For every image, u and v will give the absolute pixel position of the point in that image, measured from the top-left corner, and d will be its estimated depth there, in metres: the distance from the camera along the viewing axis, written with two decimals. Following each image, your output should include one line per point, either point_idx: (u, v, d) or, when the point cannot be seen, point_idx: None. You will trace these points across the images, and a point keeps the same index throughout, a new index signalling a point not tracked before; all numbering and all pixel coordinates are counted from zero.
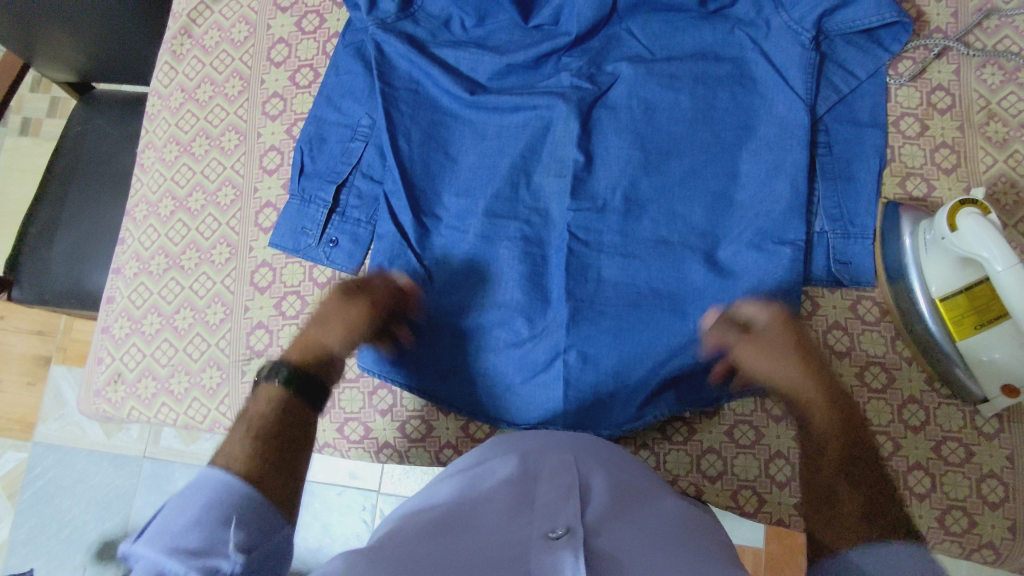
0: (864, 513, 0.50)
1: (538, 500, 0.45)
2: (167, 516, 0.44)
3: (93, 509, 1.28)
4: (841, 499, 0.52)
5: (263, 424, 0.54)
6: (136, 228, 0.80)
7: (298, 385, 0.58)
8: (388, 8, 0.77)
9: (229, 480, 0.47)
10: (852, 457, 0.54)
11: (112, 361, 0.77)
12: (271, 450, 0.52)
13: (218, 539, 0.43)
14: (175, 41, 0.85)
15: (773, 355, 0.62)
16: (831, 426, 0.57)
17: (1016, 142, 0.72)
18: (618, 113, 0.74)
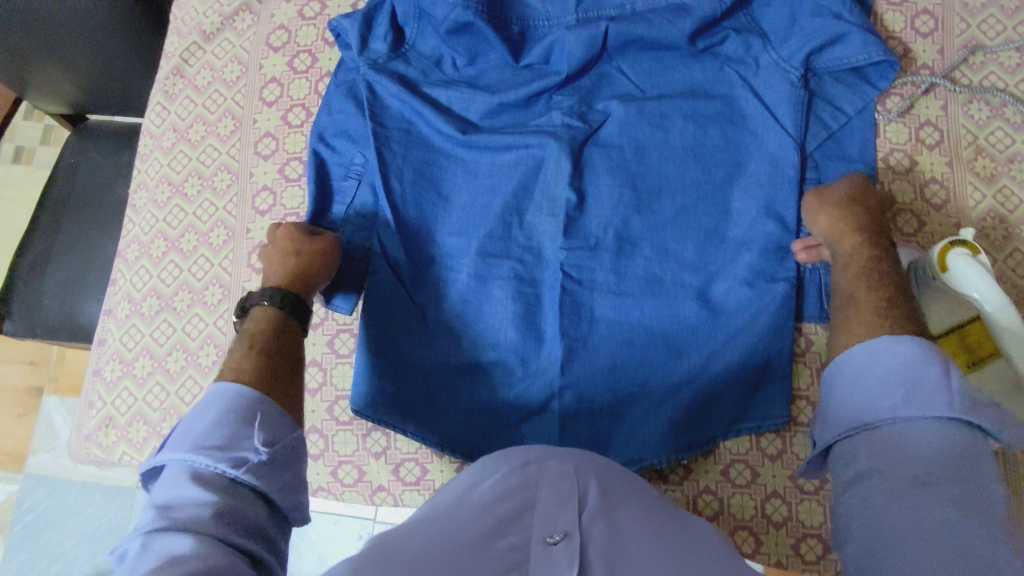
0: (884, 311, 0.58)
1: (537, 507, 0.48)
2: (190, 427, 0.51)
3: (85, 543, 1.26)
4: (862, 301, 0.60)
5: (264, 339, 0.62)
6: (128, 269, 0.80)
7: (288, 306, 0.65)
8: (380, 48, 0.77)
9: (242, 389, 0.54)
10: (880, 271, 0.62)
11: (103, 405, 0.76)
12: (274, 362, 0.60)
13: (239, 439, 0.51)
14: (167, 81, 0.86)
15: (834, 202, 0.67)
16: (865, 251, 0.64)
17: (1004, 177, 0.72)
18: (610, 151, 0.75)
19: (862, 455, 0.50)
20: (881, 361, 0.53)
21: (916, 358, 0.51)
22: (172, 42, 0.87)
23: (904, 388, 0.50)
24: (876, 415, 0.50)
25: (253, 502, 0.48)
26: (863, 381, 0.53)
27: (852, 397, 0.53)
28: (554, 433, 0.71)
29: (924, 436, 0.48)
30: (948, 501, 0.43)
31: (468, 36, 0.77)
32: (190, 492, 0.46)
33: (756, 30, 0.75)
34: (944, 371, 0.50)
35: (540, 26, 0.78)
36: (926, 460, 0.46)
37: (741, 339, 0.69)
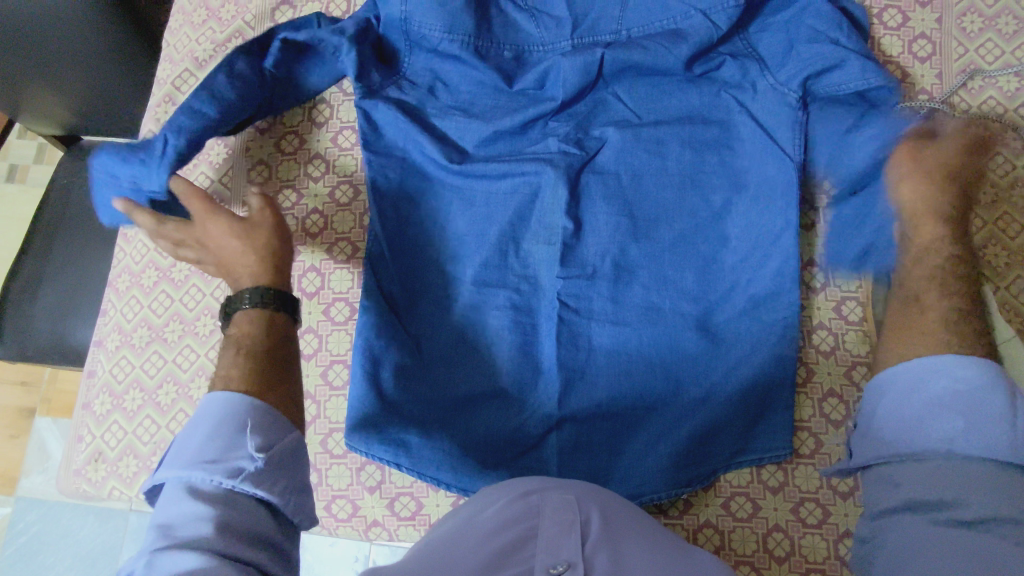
0: (954, 323, 0.54)
1: (540, 535, 0.48)
2: (183, 443, 0.49)
3: (76, 568, 1.24)
4: (931, 306, 0.56)
5: (252, 340, 0.56)
6: (119, 299, 0.79)
7: (274, 303, 0.59)
8: (375, 77, 0.76)
9: (230, 395, 0.51)
10: (956, 277, 0.58)
11: (92, 439, 0.75)
12: (270, 358, 0.56)
13: (233, 448, 0.48)
14: (159, 108, 0.85)
15: (927, 166, 0.64)
16: (945, 239, 0.60)
17: (1005, 204, 0.71)
18: (607, 178, 0.74)
19: (904, 482, 0.48)
20: (937, 378, 0.50)
21: (976, 385, 0.49)
22: (165, 69, 0.86)
23: (962, 419, 0.48)
24: (930, 442, 0.48)
25: (260, 514, 0.47)
26: (914, 399, 0.50)
27: (896, 412, 0.51)
28: (552, 466, 0.69)
29: (977, 473, 0.46)
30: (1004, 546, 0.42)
31: (461, 63, 0.77)
32: (190, 510, 0.45)
33: (752, 55, 0.74)
34: (1007, 404, 0.48)
35: (535, 51, 0.78)
36: (981, 499, 0.44)
37: (741, 370, 0.68)
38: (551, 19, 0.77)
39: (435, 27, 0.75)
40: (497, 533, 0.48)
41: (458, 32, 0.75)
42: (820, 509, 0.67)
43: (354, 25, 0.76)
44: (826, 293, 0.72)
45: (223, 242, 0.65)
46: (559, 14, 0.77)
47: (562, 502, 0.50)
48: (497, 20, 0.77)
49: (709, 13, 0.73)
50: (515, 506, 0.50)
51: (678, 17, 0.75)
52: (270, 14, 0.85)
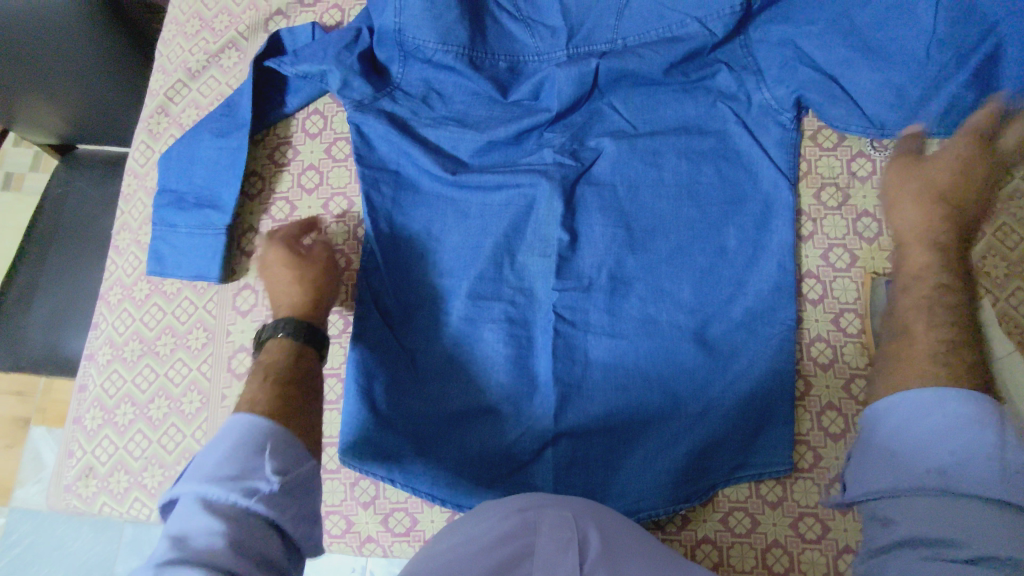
0: (937, 357, 0.52)
1: (537, 554, 0.47)
2: (205, 457, 0.49)
3: None
4: (917, 338, 0.54)
5: (275, 368, 0.58)
6: (111, 312, 0.79)
7: (305, 334, 0.61)
8: (363, 89, 0.75)
9: (253, 418, 0.51)
10: (944, 306, 0.55)
11: (83, 454, 0.74)
12: (288, 384, 0.57)
13: (252, 469, 0.47)
14: (152, 119, 0.84)
15: (916, 187, 0.62)
16: (935, 267, 0.58)
17: (1004, 214, 0.70)
18: (602, 190, 0.74)
19: (902, 521, 0.45)
20: (927, 414, 0.48)
21: (972, 417, 0.46)
22: (158, 79, 0.86)
23: (957, 452, 0.45)
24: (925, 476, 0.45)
25: (269, 534, 0.46)
26: (907, 435, 0.48)
27: (898, 446, 0.48)
28: (547, 482, 0.68)
29: (977, 509, 0.43)
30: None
31: (455, 74, 0.77)
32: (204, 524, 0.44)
33: (750, 66, 0.74)
34: (1002, 440, 0.45)
35: (530, 62, 0.77)
36: (982, 538, 0.41)
37: (738, 383, 0.67)
38: (547, 29, 0.77)
39: (429, 39, 0.75)
40: (493, 548, 0.48)
41: (453, 44, 0.75)
42: (819, 525, 0.66)
43: (341, 44, 0.75)
44: (823, 304, 0.71)
45: (272, 267, 0.68)
46: (555, 23, 0.76)
47: (558, 519, 0.49)
48: (492, 31, 0.77)
49: (706, 21, 0.72)
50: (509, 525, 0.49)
51: (675, 26, 0.73)
52: (263, 24, 0.84)
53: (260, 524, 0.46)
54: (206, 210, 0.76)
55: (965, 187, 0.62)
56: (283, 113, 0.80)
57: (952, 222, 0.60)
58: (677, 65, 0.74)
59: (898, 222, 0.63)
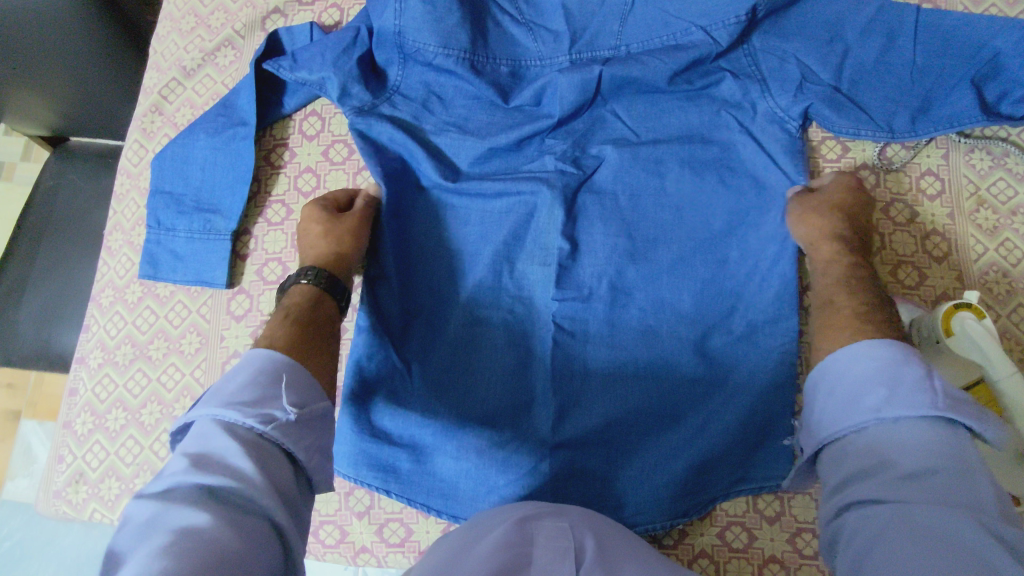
0: (860, 315, 0.58)
1: (533, 565, 0.46)
2: (221, 384, 0.51)
3: None
4: (842, 306, 0.60)
5: (298, 310, 0.62)
6: (103, 315, 0.78)
7: (328, 284, 0.65)
8: (361, 95, 0.74)
9: (276, 353, 0.53)
10: (858, 278, 0.62)
11: (73, 459, 0.74)
12: (308, 325, 0.60)
13: (269, 398, 0.49)
14: (145, 118, 0.83)
15: (813, 204, 0.67)
16: (844, 256, 0.64)
17: (1006, 230, 0.70)
18: (604, 198, 0.73)
19: (848, 459, 0.49)
20: (856, 368, 0.52)
21: (895, 360, 0.51)
22: (151, 77, 0.84)
23: (888, 390, 0.49)
24: (863, 416, 0.49)
25: (279, 458, 0.48)
26: (842, 385, 0.52)
27: (833, 399, 0.52)
28: (548, 494, 0.67)
29: (909, 439, 0.47)
30: (938, 507, 0.42)
31: (457, 78, 0.75)
32: (217, 449, 0.46)
33: (754, 74, 0.72)
34: (924, 371, 0.49)
35: (532, 66, 0.76)
36: (914, 461, 0.45)
37: (740, 396, 0.67)
38: (549, 33, 0.75)
39: (429, 42, 0.74)
40: (492, 557, 0.46)
41: (454, 47, 0.74)
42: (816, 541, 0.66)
43: (338, 47, 0.74)
44: None
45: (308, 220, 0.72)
46: (558, 28, 0.75)
47: (554, 530, 0.49)
48: (493, 34, 0.76)
49: (710, 29, 0.70)
50: (506, 537, 0.49)
51: (678, 33, 0.72)
52: (260, 22, 0.83)
53: (271, 451, 0.47)
54: (207, 214, 0.75)
55: (850, 201, 0.68)
56: (280, 113, 0.79)
57: (851, 223, 0.66)
58: (679, 72, 0.73)
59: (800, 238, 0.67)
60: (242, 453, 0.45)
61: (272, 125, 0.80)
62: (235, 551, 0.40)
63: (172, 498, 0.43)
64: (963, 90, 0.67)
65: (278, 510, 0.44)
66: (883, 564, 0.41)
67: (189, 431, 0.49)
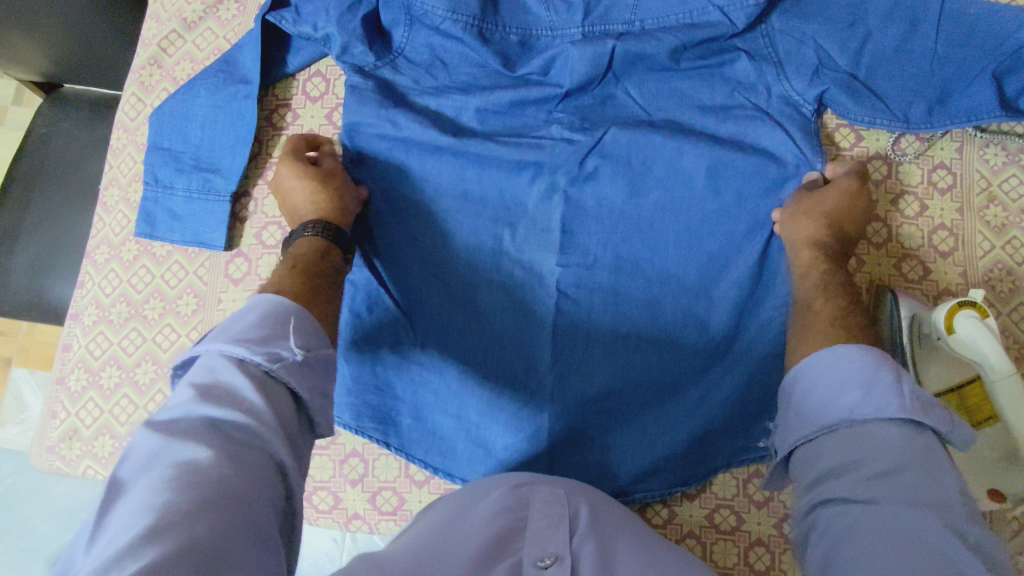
0: (838, 321, 0.58)
1: (528, 530, 0.46)
2: (229, 321, 0.49)
3: (52, 520, 1.17)
4: (820, 311, 0.60)
5: (306, 260, 0.61)
6: (97, 272, 0.77)
7: (333, 235, 0.64)
8: (364, 55, 0.72)
9: (284, 298, 0.53)
10: (839, 284, 0.62)
11: (67, 416, 0.74)
12: (320, 275, 0.60)
13: (276, 338, 0.49)
14: (143, 71, 0.80)
15: (807, 204, 0.65)
16: (825, 261, 0.64)
17: (1014, 228, 0.69)
18: (616, 164, 0.71)
19: (823, 454, 0.49)
20: (831, 370, 0.51)
21: (869, 363, 0.50)
22: (150, 27, 0.81)
23: (863, 389, 0.49)
24: (835, 414, 0.49)
25: (285, 400, 0.47)
26: (818, 386, 0.52)
27: (811, 395, 0.52)
28: (541, 464, 0.68)
29: (882, 439, 0.46)
30: (909, 505, 0.42)
31: (463, 45, 0.73)
32: (226, 384, 0.45)
33: (771, 56, 0.70)
34: (894, 375, 0.49)
35: (543, 36, 0.74)
36: (886, 461, 0.45)
37: (739, 379, 0.67)
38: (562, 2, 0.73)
39: (439, 6, 0.71)
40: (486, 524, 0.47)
41: (462, 13, 0.71)
42: None
43: (342, 4, 0.71)
44: None
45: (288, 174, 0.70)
46: None
47: (550, 495, 0.50)
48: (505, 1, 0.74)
49: (728, 9, 0.68)
50: (502, 501, 0.49)
51: (696, 11, 0.70)
52: None
53: (275, 389, 0.46)
54: (207, 174, 0.74)
55: (850, 203, 0.65)
56: (283, 73, 0.77)
57: (839, 227, 0.65)
58: (689, 48, 0.71)
59: (784, 233, 0.67)
60: (253, 391, 0.45)
61: (275, 84, 0.78)
62: (246, 480, 0.40)
63: (174, 429, 0.42)
64: (981, 82, 0.66)
65: (276, 443, 0.44)
66: (853, 561, 0.41)
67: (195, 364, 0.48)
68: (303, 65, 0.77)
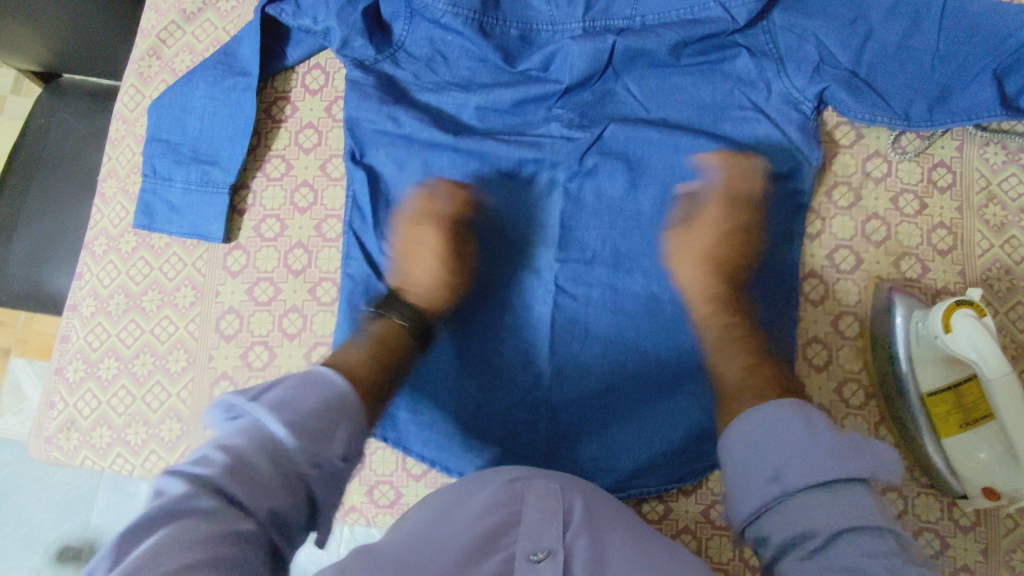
0: (750, 387, 0.56)
1: (522, 524, 0.46)
2: (288, 395, 0.47)
3: (50, 510, 1.17)
4: (733, 380, 0.58)
5: (387, 346, 0.61)
6: (95, 263, 0.77)
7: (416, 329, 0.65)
8: (364, 49, 0.72)
9: (347, 387, 0.50)
10: (739, 339, 0.61)
11: (65, 406, 0.74)
12: (388, 372, 0.59)
13: (325, 437, 0.46)
14: (142, 62, 0.80)
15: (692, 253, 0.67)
16: (722, 315, 0.63)
17: (1013, 227, 0.69)
18: (615, 160, 0.71)
19: (789, 523, 0.45)
20: (770, 433, 0.49)
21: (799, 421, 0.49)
22: (149, 17, 0.81)
23: (805, 447, 0.47)
24: (771, 492, 0.47)
25: (294, 486, 0.44)
26: (761, 450, 0.49)
27: (759, 456, 0.49)
28: (537, 458, 0.69)
29: (814, 509, 0.44)
30: (877, 561, 0.40)
31: (464, 39, 0.73)
32: (255, 463, 0.43)
33: (772, 53, 0.70)
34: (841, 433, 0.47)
35: (543, 30, 0.73)
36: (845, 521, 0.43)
37: None
38: None
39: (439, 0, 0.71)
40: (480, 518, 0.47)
41: (463, 7, 0.71)
42: None
43: None
44: (825, 305, 0.70)
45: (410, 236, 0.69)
46: None
47: (545, 488, 0.50)
48: None
49: (729, 6, 0.68)
50: (496, 493, 0.49)
51: (697, 7, 0.70)
52: None
53: (293, 481, 0.44)
54: (206, 166, 0.73)
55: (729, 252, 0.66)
56: (282, 65, 0.77)
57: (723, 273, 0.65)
58: (690, 44, 0.71)
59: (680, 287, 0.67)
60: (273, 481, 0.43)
61: (274, 76, 0.78)
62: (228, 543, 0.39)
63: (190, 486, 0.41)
64: (981, 81, 0.66)
65: (261, 510, 0.42)
66: None
67: (234, 422, 0.46)
68: (304, 57, 0.77)
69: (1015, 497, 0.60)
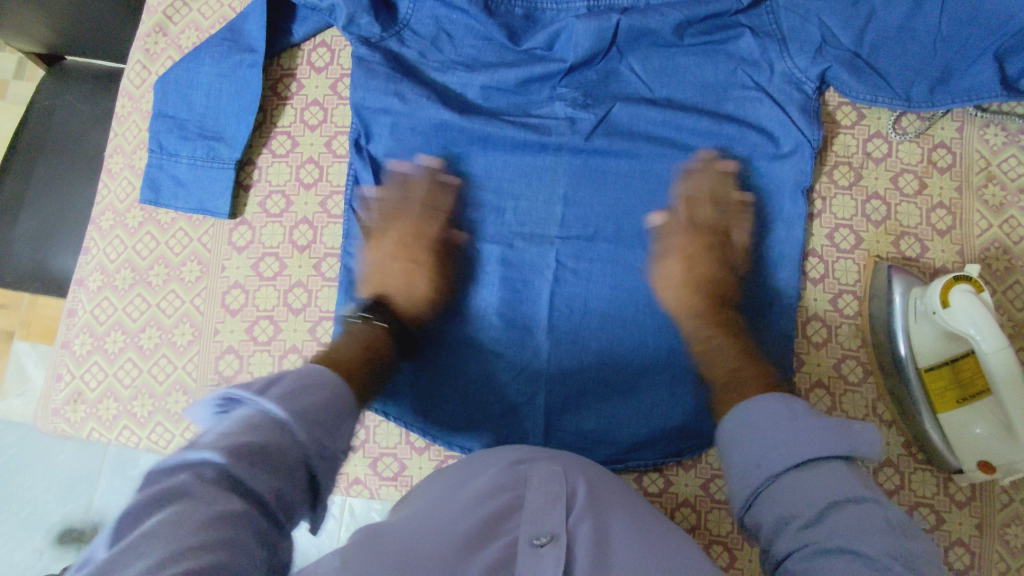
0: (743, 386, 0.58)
1: (525, 507, 0.47)
2: (292, 390, 0.48)
3: (53, 491, 1.18)
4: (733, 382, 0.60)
5: (375, 349, 0.63)
6: (102, 238, 0.78)
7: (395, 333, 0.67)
8: (371, 26, 0.73)
9: (344, 385, 0.52)
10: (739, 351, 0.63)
11: (72, 379, 0.75)
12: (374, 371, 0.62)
13: (335, 434, 0.48)
14: (149, 39, 0.81)
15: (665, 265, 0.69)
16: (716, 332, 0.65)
17: (1012, 207, 0.70)
18: (619, 139, 0.71)
19: (775, 505, 0.46)
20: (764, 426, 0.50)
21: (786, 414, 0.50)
22: None
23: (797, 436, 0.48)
24: (749, 487, 0.49)
25: (297, 470, 0.44)
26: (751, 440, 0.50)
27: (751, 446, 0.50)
28: (539, 431, 0.69)
29: (806, 487, 0.45)
30: (862, 531, 0.41)
31: (469, 17, 0.74)
32: (262, 442, 0.42)
33: (775, 33, 0.70)
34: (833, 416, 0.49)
35: (548, 10, 0.74)
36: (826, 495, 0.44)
37: None
38: None
39: None
40: (482, 503, 0.47)
41: None
42: None
43: None
44: (824, 283, 0.71)
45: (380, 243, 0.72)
46: None
47: (548, 472, 0.50)
48: None
49: None
50: (499, 476, 0.50)
51: None
52: None
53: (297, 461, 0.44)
54: (211, 142, 0.74)
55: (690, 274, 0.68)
56: (289, 42, 0.77)
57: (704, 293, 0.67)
58: (693, 23, 0.71)
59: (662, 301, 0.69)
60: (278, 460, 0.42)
61: (280, 54, 0.78)
62: (236, 514, 0.38)
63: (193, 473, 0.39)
64: (983, 61, 0.66)
65: (268, 488, 0.41)
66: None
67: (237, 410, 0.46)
68: (309, 35, 0.77)
69: (1011, 470, 0.61)
